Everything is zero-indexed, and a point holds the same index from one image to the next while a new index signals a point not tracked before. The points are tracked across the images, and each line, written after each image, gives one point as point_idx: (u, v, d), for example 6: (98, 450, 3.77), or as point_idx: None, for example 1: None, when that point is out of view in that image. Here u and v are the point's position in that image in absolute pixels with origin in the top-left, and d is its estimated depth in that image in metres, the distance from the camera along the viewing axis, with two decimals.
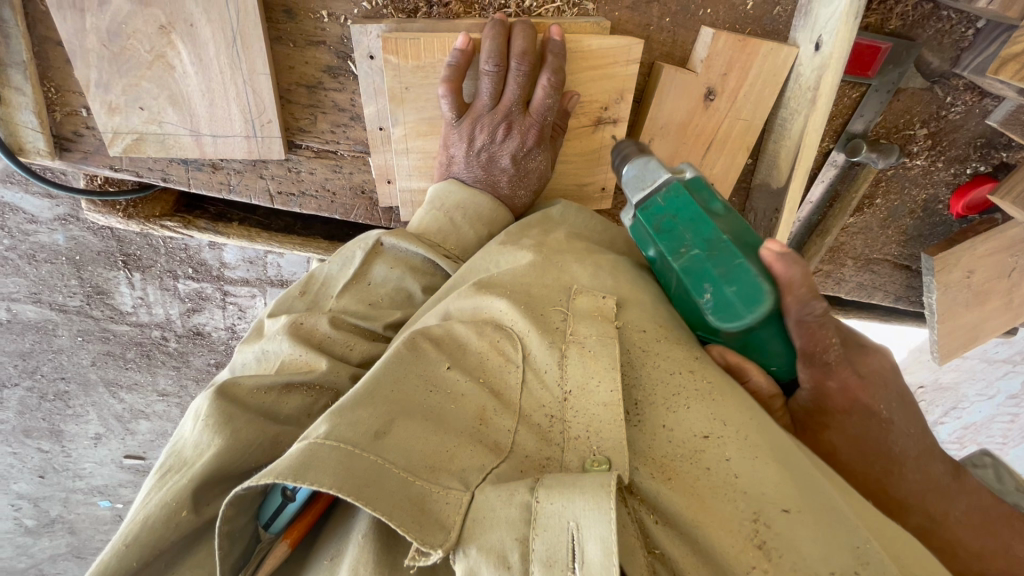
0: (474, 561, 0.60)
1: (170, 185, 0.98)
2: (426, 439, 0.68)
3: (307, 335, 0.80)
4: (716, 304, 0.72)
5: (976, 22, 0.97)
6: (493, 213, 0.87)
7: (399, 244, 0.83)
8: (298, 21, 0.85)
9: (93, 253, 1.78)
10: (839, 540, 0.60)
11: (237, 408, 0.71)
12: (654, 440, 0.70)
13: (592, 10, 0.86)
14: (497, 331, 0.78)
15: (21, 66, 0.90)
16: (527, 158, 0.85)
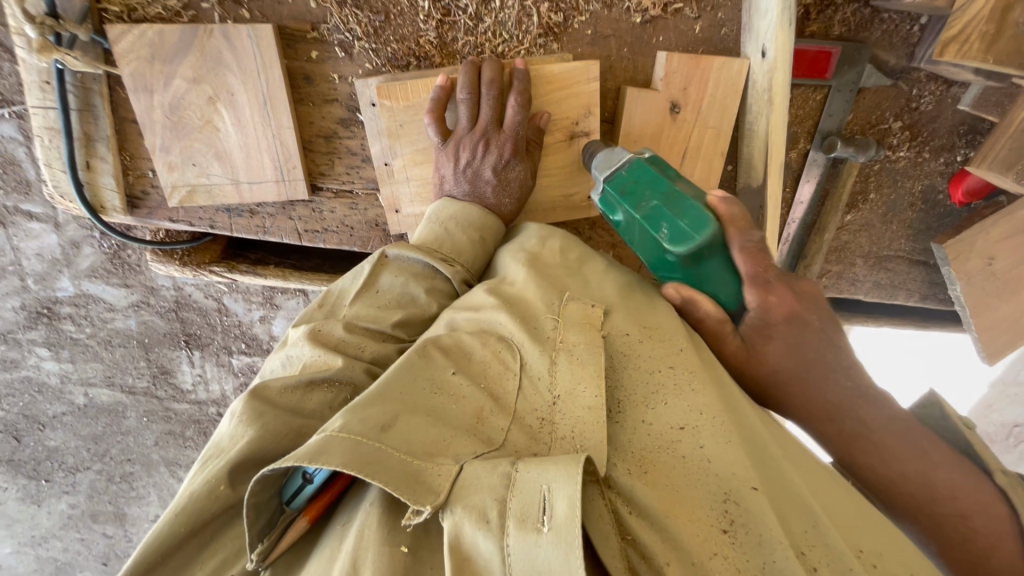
0: (459, 517, 0.65)
1: (217, 231, 1.14)
2: (427, 430, 0.75)
3: (324, 340, 0.88)
4: (672, 236, 0.86)
5: (919, 19, 1.05)
6: (484, 219, 0.97)
7: (402, 253, 0.94)
8: (315, 85, 1.02)
9: (159, 337, 2.45)
10: (794, 522, 0.70)
11: (269, 406, 0.80)
12: (632, 437, 0.79)
13: (557, 48, 0.99)
14: (498, 342, 0.87)
15: (106, 140, 1.06)
16: (507, 169, 0.96)
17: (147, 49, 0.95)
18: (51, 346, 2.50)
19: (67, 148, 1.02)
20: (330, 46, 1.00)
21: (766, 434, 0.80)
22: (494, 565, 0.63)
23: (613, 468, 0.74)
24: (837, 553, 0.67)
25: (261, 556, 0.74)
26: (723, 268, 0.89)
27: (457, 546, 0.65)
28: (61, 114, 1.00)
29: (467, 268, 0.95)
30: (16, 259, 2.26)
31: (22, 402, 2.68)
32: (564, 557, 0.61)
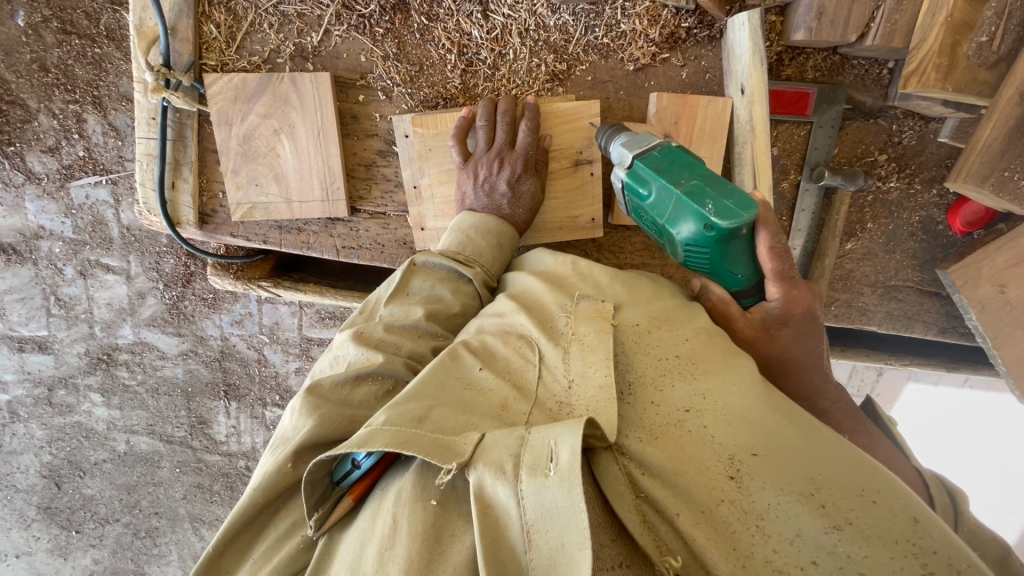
0: (481, 473, 0.74)
1: (268, 246, 1.31)
2: (456, 418, 0.85)
3: (367, 340, 0.99)
4: (719, 208, 0.87)
5: (887, 63, 1.18)
6: (500, 226, 1.12)
7: (428, 260, 1.07)
8: (360, 122, 1.23)
9: (202, 386, 2.62)
10: (799, 473, 0.72)
11: (322, 399, 0.92)
12: (643, 410, 0.83)
13: (563, 91, 1.18)
14: (519, 339, 0.95)
15: (190, 164, 1.26)
16: (519, 183, 1.13)
17: (231, 91, 1.17)
18: (104, 392, 2.68)
19: (160, 169, 1.23)
20: (374, 91, 1.21)
21: (775, 401, 0.81)
22: (512, 511, 0.72)
23: (623, 437, 0.79)
24: (840, 495, 0.71)
25: (318, 523, 0.88)
26: (745, 251, 0.94)
27: (481, 496, 0.75)
28: (159, 143, 1.22)
29: (485, 270, 1.09)
30: (89, 307, 2.51)
31: (68, 448, 2.82)
32: (568, 496, 0.69)
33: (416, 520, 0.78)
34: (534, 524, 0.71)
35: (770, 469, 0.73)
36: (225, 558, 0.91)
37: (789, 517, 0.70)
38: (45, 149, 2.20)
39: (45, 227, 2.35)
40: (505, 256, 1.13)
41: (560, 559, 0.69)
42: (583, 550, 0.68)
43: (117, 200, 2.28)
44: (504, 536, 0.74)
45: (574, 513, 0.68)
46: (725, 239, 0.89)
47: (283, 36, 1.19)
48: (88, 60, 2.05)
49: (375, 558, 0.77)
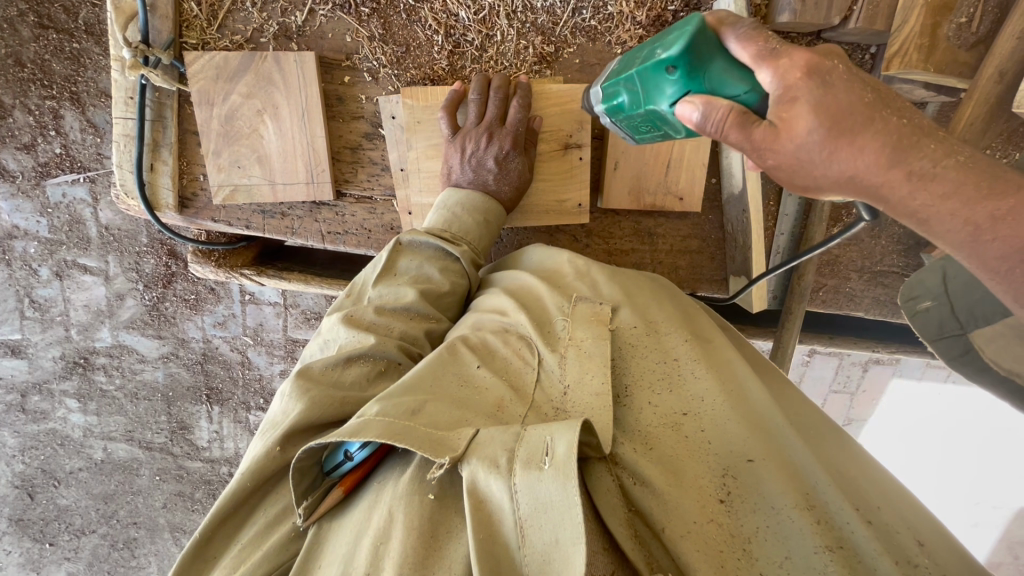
0: (474, 466, 0.74)
1: (251, 231, 1.28)
2: (452, 412, 0.86)
3: (357, 323, 0.99)
4: (666, 45, 0.79)
5: (870, 49, 1.17)
6: (487, 203, 1.12)
7: (415, 238, 1.07)
8: (346, 104, 1.21)
9: (183, 389, 2.56)
10: (791, 485, 0.82)
11: (313, 383, 0.90)
12: (640, 420, 0.91)
13: (551, 74, 1.18)
14: (518, 341, 0.99)
15: (169, 146, 1.23)
16: (507, 161, 1.12)
17: (213, 70, 1.14)
18: (80, 398, 2.60)
19: (138, 151, 1.19)
20: (360, 72, 1.19)
21: (765, 414, 0.91)
22: (506, 506, 0.72)
23: (619, 446, 0.86)
24: (827, 519, 0.80)
25: (307, 513, 0.85)
26: (727, 64, 0.76)
27: (475, 492, 0.74)
28: (137, 123, 1.19)
29: (472, 248, 1.10)
30: (65, 309, 2.44)
31: (42, 456, 2.72)
32: (563, 490, 0.68)
33: (412, 514, 0.77)
34: (528, 520, 0.70)
35: (760, 479, 0.83)
36: (212, 544, 0.88)
37: (779, 540, 0.79)
38: (20, 145, 2.14)
39: (19, 226, 2.29)
40: (492, 235, 1.13)
41: (554, 555, 0.69)
42: (576, 544, 0.68)
43: (96, 198, 2.23)
44: (500, 532, 0.73)
45: (568, 506, 0.68)
46: (686, 51, 0.76)
47: (266, 15, 1.17)
48: (66, 55, 2.01)
49: (368, 554, 0.76)
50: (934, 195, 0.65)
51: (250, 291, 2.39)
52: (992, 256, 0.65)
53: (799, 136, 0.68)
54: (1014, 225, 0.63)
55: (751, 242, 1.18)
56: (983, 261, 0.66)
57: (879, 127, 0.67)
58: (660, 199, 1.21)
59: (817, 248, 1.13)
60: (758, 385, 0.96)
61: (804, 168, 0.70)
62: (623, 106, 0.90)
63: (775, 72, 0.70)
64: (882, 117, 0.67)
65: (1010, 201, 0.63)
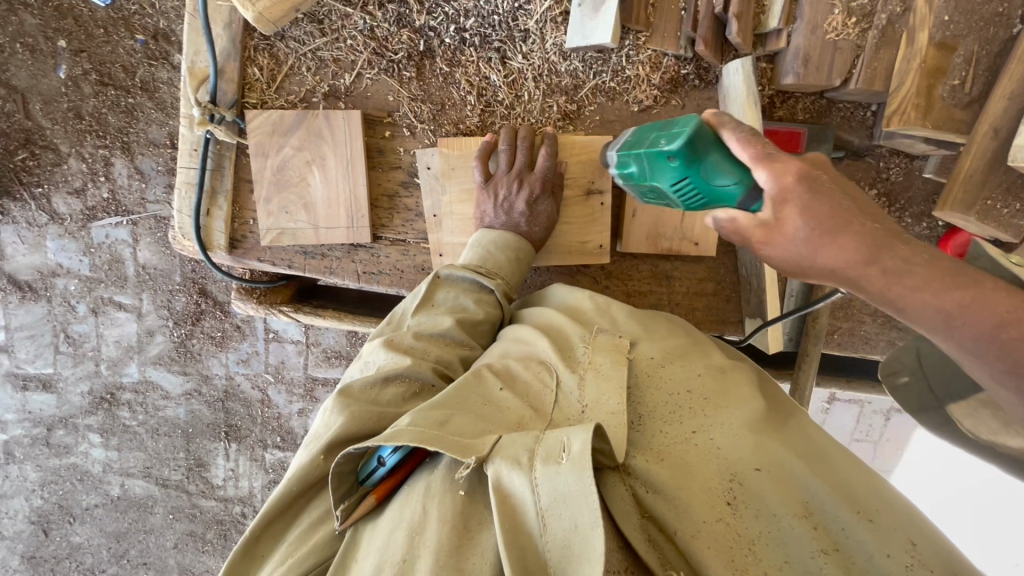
0: (499, 463, 0.85)
1: (293, 270, 1.36)
2: (478, 424, 0.94)
3: (396, 347, 1.08)
4: (671, 137, 0.91)
5: (870, 107, 1.28)
6: (518, 242, 1.20)
7: (452, 273, 1.17)
8: (384, 156, 1.31)
9: (203, 426, 2.60)
10: (792, 492, 0.89)
11: (350, 398, 0.99)
12: (650, 437, 0.99)
13: (573, 129, 1.28)
14: (539, 365, 1.06)
15: (226, 193, 1.33)
16: (536, 205, 1.21)
17: (270, 126, 1.26)
18: (103, 433, 2.65)
19: (197, 197, 1.29)
20: (400, 128, 1.30)
21: (772, 427, 0.98)
22: (527, 497, 0.82)
23: (631, 458, 0.94)
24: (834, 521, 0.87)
25: (344, 516, 0.94)
26: (722, 158, 0.85)
27: (500, 486, 0.85)
28: (198, 173, 1.31)
29: (506, 283, 1.18)
30: (97, 344, 2.53)
31: (60, 492, 2.75)
32: (579, 480, 0.78)
33: (445, 509, 0.88)
34: (548, 509, 0.80)
35: (764, 486, 0.90)
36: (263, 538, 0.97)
37: (781, 541, 0.87)
38: (72, 190, 2.31)
39: (63, 265, 2.43)
40: (521, 270, 1.21)
41: (573, 540, 0.79)
42: (594, 527, 0.78)
43: (136, 239, 2.37)
44: (523, 523, 0.83)
45: (585, 495, 0.78)
46: (683, 146, 0.87)
47: (320, 78, 1.29)
48: (121, 109, 2.18)
49: (404, 544, 0.86)
50: (906, 286, 0.69)
51: (274, 329, 2.47)
52: (967, 340, 0.66)
53: (789, 234, 0.75)
54: (981, 312, 0.65)
55: (764, 284, 1.23)
56: (959, 344, 0.67)
57: (856, 228, 0.73)
58: (677, 243, 1.28)
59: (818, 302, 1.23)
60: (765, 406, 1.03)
61: (795, 259, 0.76)
62: (634, 175, 1.02)
63: (771, 174, 0.79)
64: (859, 220, 0.72)
65: (975, 290, 0.67)
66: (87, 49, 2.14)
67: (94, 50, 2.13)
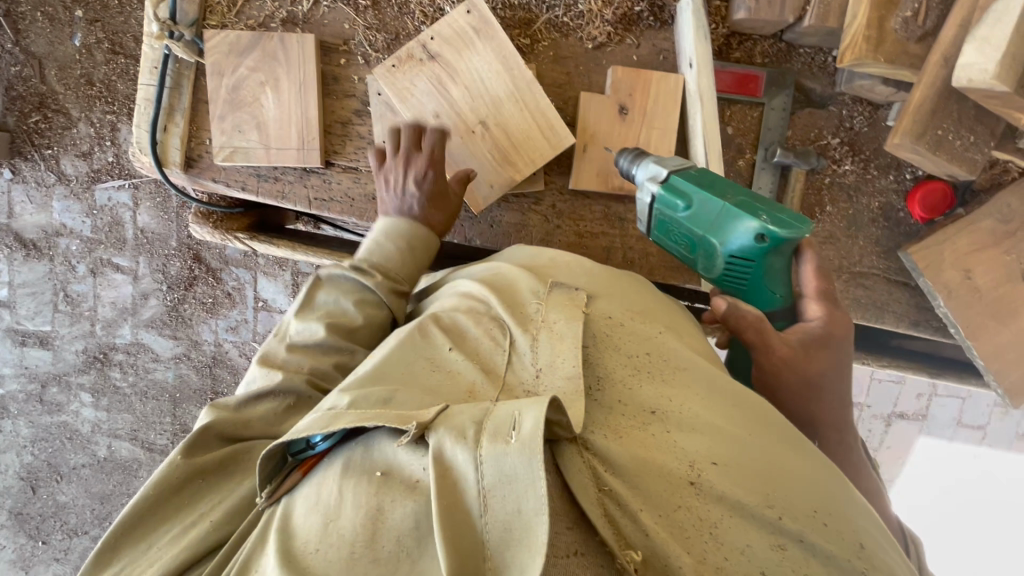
0: (441, 433, 0.80)
1: (245, 192, 1.40)
2: (421, 400, 0.92)
3: (270, 362, 1.09)
4: (775, 220, 1.02)
5: (831, 53, 1.29)
6: (404, 227, 1.20)
7: (331, 272, 1.16)
8: (339, 83, 1.36)
9: (189, 390, 2.65)
10: (755, 483, 0.83)
11: (217, 407, 1.05)
12: (609, 410, 0.93)
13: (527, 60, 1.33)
14: (491, 322, 1.05)
15: (183, 111, 1.38)
16: (423, 182, 1.23)
17: (226, 46, 1.30)
18: (94, 392, 2.71)
19: (154, 112, 1.35)
20: (355, 56, 1.35)
21: (732, 415, 0.93)
22: (469, 474, 0.77)
23: (590, 432, 0.87)
24: (796, 512, 0.81)
25: (270, 495, 0.92)
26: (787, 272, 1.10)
27: (442, 461, 0.79)
28: (156, 89, 1.36)
29: (390, 279, 1.15)
30: (94, 304, 2.61)
31: (50, 449, 2.81)
32: (527, 462, 0.73)
33: (362, 492, 0.82)
34: (491, 488, 0.75)
35: (724, 475, 0.83)
36: (129, 539, 0.94)
37: (738, 532, 0.79)
38: (78, 153, 2.39)
39: (66, 225, 2.51)
40: (415, 260, 1.20)
41: (516, 523, 0.73)
42: (538, 514, 0.72)
43: (136, 203, 2.45)
44: (461, 502, 0.76)
45: (531, 481, 0.73)
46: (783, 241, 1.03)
47: (278, 4, 1.35)
48: (128, 77, 2.26)
49: (323, 526, 0.80)
50: None
51: (264, 297, 2.52)
52: None
53: None
54: None
55: None
56: None
57: None
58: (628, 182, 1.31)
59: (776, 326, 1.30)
60: (726, 391, 0.97)
61: None
62: (687, 210, 1.08)
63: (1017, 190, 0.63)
64: None
65: None
66: (100, 18, 2.20)
67: (108, 20, 2.20)
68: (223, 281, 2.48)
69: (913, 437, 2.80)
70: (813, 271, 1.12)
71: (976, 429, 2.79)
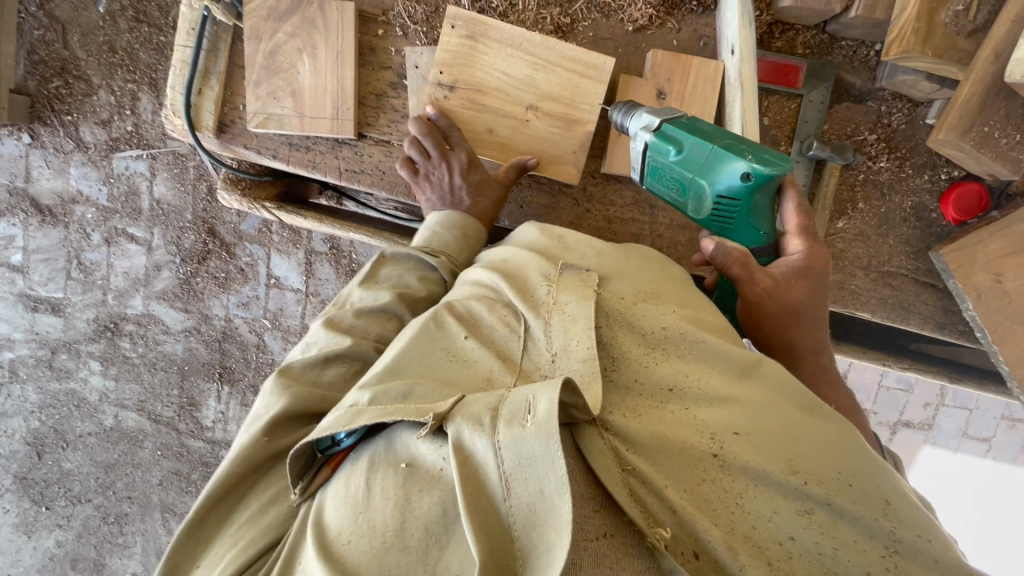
0: (459, 424, 0.80)
1: (276, 160, 1.45)
2: (438, 390, 0.91)
3: (335, 325, 1.13)
4: (760, 160, 1.02)
5: (874, 47, 1.27)
6: (466, 219, 1.31)
7: (397, 251, 1.26)
8: (377, 56, 1.41)
9: (198, 364, 2.65)
10: (778, 454, 0.81)
11: (295, 379, 1.05)
12: (626, 389, 0.92)
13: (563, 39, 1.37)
14: (505, 309, 1.03)
15: (218, 75, 1.42)
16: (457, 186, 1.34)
17: (266, 11, 1.33)
18: (103, 361, 2.71)
19: (190, 74, 1.38)
20: (393, 27, 1.41)
21: (752, 387, 0.89)
22: (489, 461, 0.76)
23: (608, 412, 0.86)
24: (820, 476, 0.79)
25: (302, 490, 0.95)
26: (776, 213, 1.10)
27: (460, 449, 0.79)
28: (193, 51, 1.39)
29: (451, 259, 1.27)
30: (107, 274, 2.61)
31: (57, 416, 2.82)
32: (545, 444, 0.72)
33: (390, 484, 0.83)
34: (513, 473, 0.74)
35: (748, 447, 0.82)
36: (208, 521, 0.98)
37: (763, 501, 0.79)
38: (98, 121, 2.37)
39: (83, 192, 2.50)
40: (471, 247, 1.31)
41: (539, 505, 0.73)
42: (560, 494, 0.71)
43: (154, 173, 2.43)
44: (484, 487, 0.77)
45: (551, 460, 0.72)
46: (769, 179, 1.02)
47: None
48: (152, 46, 2.21)
49: (352, 520, 0.82)
50: None
51: (276, 275, 2.50)
52: None
53: None
54: None
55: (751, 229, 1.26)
56: None
57: None
58: None
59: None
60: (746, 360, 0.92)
61: None
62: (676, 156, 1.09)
63: None
64: None
65: None
66: None
67: None
68: (237, 257, 2.47)
69: (917, 446, 2.80)
70: (795, 210, 1.12)
71: (981, 442, 2.79)
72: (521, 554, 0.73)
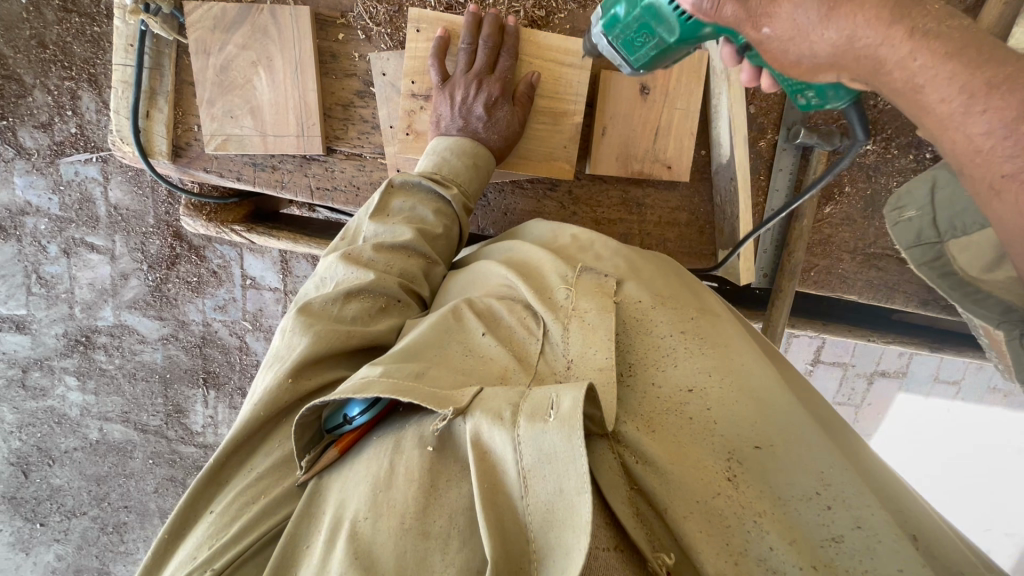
0: (478, 416, 0.76)
1: (241, 182, 1.47)
2: (458, 377, 0.89)
3: (355, 260, 1.08)
4: None
5: None
6: (475, 148, 1.24)
7: (408, 178, 1.19)
8: (339, 61, 1.39)
9: (180, 372, 2.58)
10: (809, 468, 0.79)
11: (313, 318, 0.99)
12: (642, 397, 0.89)
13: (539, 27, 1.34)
14: (524, 310, 1.00)
15: (166, 94, 1.42)
16: (494, 109, 1.26)
17: (211, 21, 1.32)
18: (79, 375, 2.62)
19: (135, 96, 1.38)
20: (354, 30, 1.37)
21: (775, 392, 0.87)
22: (509, 458, 0.73)
23: (622, 424, 0.83)
24: (846, 500, 0.77)
25: (308, 466, 0.89)
26: None
27: (478, 443, 0.76)
28: (134, 70, 1.38)
29: (463, 191, 1.21)
30: (70, 286, 2.47)
31: (38, 434, 2.73)
32: (568, 440, 0.69)
33: (411, 470, 0.79)
34: (531, 470, 0.71)
35: (770, 461, 0.80)
36: (179, 531, 0.93)
37: (785, 521, 0.76)
38: (37, 124, 2.16)
39: (32, 203, 2.32)
40: (480, 178, 1.25)
41: (558, 506, 0.69)
42: (581, 494, 0.68)
43: (107, 176, 2.25)
44: (502, 484, 0.74)
45: (572, 457, 0.69)
46: None
47: None
48: (86, 38, 2.00)
49: (368, 498, 0.79)
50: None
51: (251, 275, 2.41)
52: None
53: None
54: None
55: (739, 209, 1.31)
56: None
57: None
58: (648, 165, 1.35)
59: (808, 189, 1.24)
60: (768, 370, 0.92)
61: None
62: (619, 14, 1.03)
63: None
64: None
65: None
66: None
67: None
68: (207, 260, 2.34)
69: (892, 394, 2.91)
70: None
71: (951, 385, 2.91)
72: (537, 558, 0.70)
